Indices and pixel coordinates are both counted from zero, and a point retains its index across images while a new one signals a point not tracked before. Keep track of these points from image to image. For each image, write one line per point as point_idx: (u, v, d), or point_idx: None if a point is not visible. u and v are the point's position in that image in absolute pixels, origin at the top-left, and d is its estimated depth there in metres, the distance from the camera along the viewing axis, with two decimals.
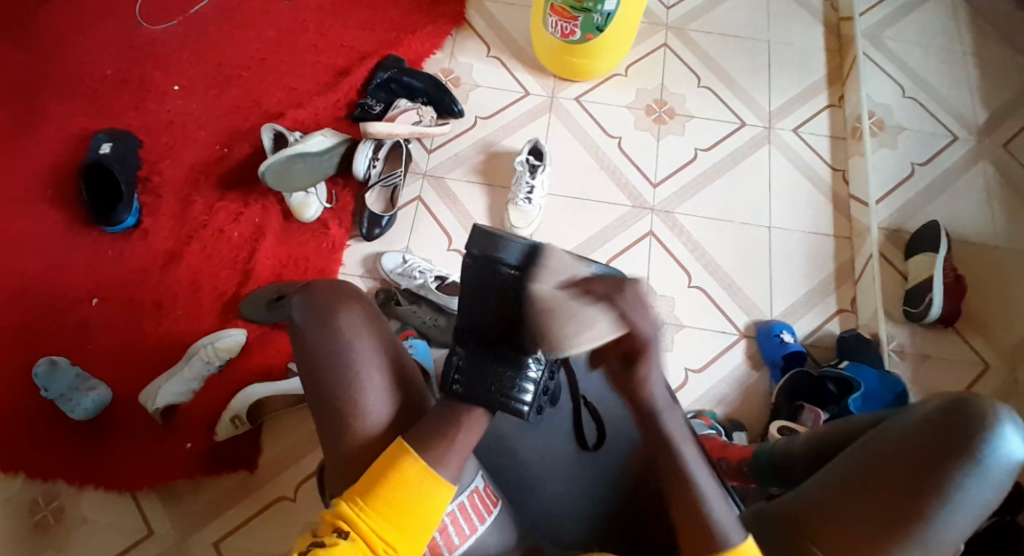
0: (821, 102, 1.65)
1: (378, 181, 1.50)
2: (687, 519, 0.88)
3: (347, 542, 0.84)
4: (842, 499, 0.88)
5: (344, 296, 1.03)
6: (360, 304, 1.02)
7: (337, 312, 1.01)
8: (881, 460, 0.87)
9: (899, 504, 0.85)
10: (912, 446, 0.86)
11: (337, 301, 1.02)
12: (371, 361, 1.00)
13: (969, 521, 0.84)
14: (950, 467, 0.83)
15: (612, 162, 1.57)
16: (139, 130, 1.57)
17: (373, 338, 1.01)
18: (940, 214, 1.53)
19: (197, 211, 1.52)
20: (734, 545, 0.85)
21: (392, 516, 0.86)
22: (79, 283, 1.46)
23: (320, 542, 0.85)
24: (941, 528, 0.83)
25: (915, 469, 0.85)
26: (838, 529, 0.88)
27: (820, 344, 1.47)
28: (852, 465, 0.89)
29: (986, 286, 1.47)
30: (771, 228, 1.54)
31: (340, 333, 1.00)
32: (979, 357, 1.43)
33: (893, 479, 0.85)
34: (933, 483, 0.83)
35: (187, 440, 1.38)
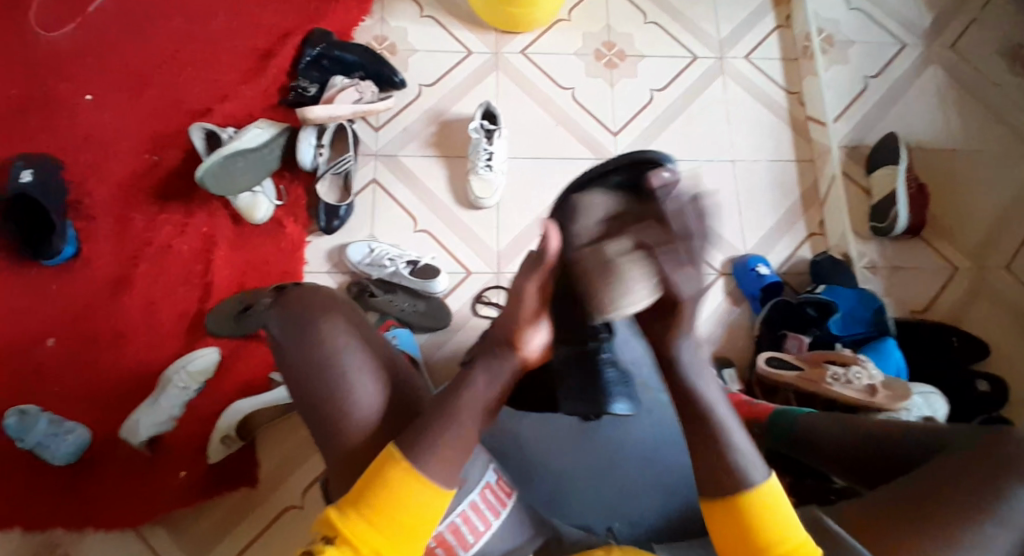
0: (769, 23, 1.61)
1: (328, 169, 1.42)
2: (708, 464, 0.83)
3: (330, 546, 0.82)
4: (898, 494, 0.88)
5: (324, 306, 0.99)
6: (341, 313, 0.98)
7: (319, 323, 0.96)
8: (940, 464, 0.89)
9: (948, 499, 0.85)
10: (973, 457, 0.88)
11: (318, 312, 0.97)
12: (363, 369, 0.95)
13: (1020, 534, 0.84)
14: (1010, 484, 0.85)
15: (567, 115, 1.51)
16: (58, 150, 1.45)
17: (361, 345, 0.97)
18: (898, 125, 1.53)
19: (140, 229, 1.42)
20: (757, 484, 0.82)
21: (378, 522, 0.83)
22: (28, 326, 1.37)
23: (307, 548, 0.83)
24: (988, 530, 0.83)
25: (975, 482, 0.86)
26: (881, 514, 0.87)
27: (794, 271, 1.47)
28: (912, 466, 0.90)
29: (947, 190, 1.49)
30: (734, 160, 1.52)
31: (326, 344, 0.95)
32: (947, 261, 1.46)
33: (952, 481, 0.87)
34: (994, 491, 0.85)
35: (179, 468, 1.33)
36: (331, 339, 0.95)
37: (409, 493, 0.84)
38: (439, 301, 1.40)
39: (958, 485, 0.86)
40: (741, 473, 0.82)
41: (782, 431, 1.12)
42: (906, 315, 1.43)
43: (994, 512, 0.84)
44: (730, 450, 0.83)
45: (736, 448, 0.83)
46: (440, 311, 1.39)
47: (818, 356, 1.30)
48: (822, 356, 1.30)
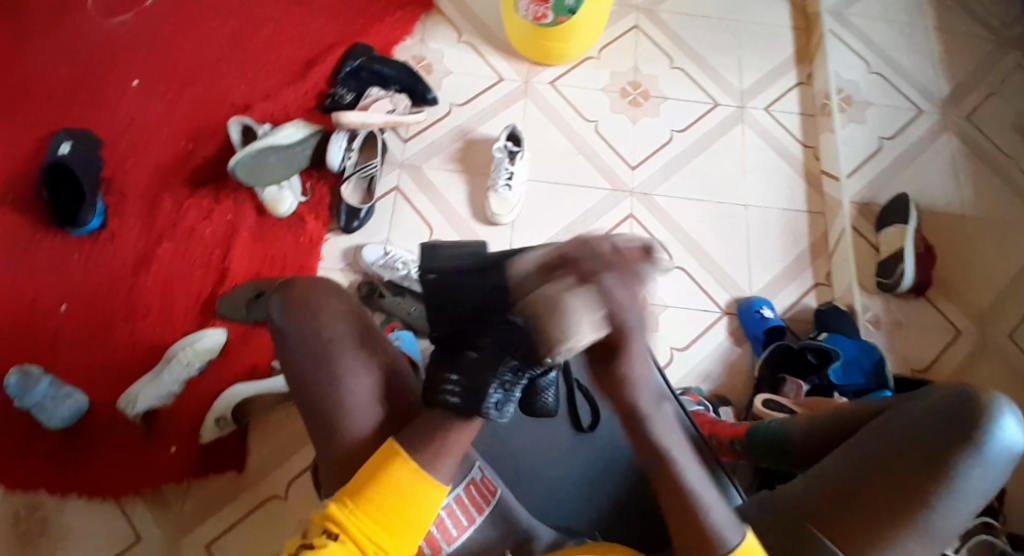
0: (791, 79, 1.67)
1: (355, 172, 1.47)
2: (681, 523, 0.87)
3: (336, 544, 0.82)
4: (852, 492, 0.90)
5: (325, 295, 1.01)
6: (340, 301, 1.00)
7: (317, 311, 0.98)
8: (889, 449, 0.90)
9: (910, 491, 0.87)
10: (920, 435, 0.89)
11: (316, 298, 0.99)
12: (357, 356, 0.98)
13: (972, 508, 0.88)
14: (957, 451, 0.87)
15: (589, 145, 1.56)
16: (101, 129, 1.52)
17: (355, 335, 0.99)
18: (910, 186, 1.56)
19: (167, 211, 1.47)
20: (734, 546, 0.85)
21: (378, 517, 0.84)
22: (47, 290, 1.41)
23: (309, 544, 0.82)
24: (945, 515, 0.86)
25: (923, 456, 0.88)
26: (850, 517, 0.89)
27: (798, 317, 1.49)
28: (861, 452, 0.92)
29: (954, 253, 1.52)
30: (747, 206, 1.56)
31: (322, 330, 0.97)
32: (951, 323, 1.47)
33: (904, 465, 0.88)
34: (942, 470, 0.87)
35: (172, 443, 1.34)
36: (327, 326, 0.98)
37: (405, 484, 0.85)
38: None
39: (908, 470, 0.88)
40: (714, 537, 0.85)
41: (756, 439, 1.13)
42: (906, 371, 1.44)
43: (945, 491, 0.86)
44: (702, 512, 0.87)
45: (705, 500, 0.87)
46: None
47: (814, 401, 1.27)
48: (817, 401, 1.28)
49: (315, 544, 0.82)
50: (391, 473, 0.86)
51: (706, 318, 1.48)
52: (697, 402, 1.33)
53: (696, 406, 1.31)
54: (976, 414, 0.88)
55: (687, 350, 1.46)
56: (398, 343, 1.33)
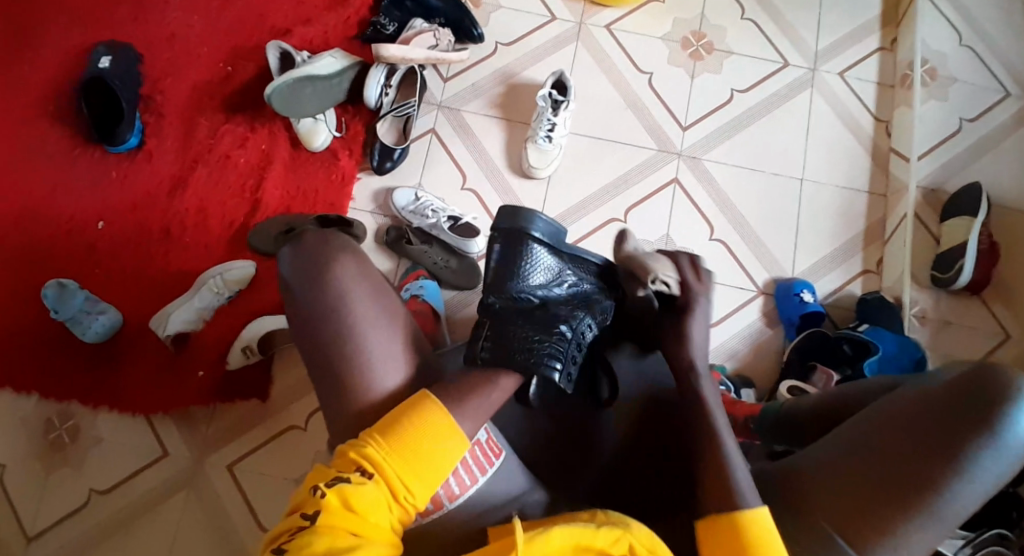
0: (873, 43, 1.52)
1: (390, 111, 1.43)
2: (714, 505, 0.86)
3: (372, 484, 0.82)
4: (852, 470, 0.86)
5: (336, 249, 1.02)
6: (352, 257, 1.00)
7: (329, 267, 0.99)
8: (895, 428, 0.85)
9: (910, 470, 0.83)
10: (929, 412, 0.84)
11: (329, 252, 1.00)
12: (367, 317, 0.97)
13: (982, 492, 0.82)
14: (970, 431, 0.82)
15: (639, 101, 1.47)
16: (140, 43, 1.49)
17: (369, 296, 0.99)
18: (985, 175, 1.43)
19: (203, 134, 1.46)
20: (745, 514, 0.84)
21: (411, 463, 0.85)
22: (86, 206, 1.43)
23: (345, 478, 0.82)
24: (951, 496, 0.81)
25: (935, 435, 0.83)
26: (841, 493, 0.85)
27: (840, 304, 1.42)
28: (864, 427, 0.88)
29: (1022, 254, 1.40)
30: (803, 180, 1.46)
31: (330, 287, 0.97)
32: (1002, 328, 1.38)
33: (909, 444, 0.84)
34: (945, 450, 0.82)
35: (199, 369, 1.39)
36: (338, 283, 0.98)
37: (439, 428, 0.87)
38: (473, 260, 1.40)
39: (915, 450, 0.83)
40: (734, 500, 0.85)
41: (765, 416, 1.12)
42: None
43: (954, 475, 0.81)
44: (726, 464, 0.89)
45: (731, 457, 0.89)
46: (473, 271, 1.39)
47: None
48: None
49: (350, 480, 0.82)
50: (426, 414, 0.88)
51: (742, 296, 1.42)
52: (718, 383, 1.29)
53: (716, 386, 1.28)
54: (994, 390, 0.83)
55: (715, 327, 1.40)
56: (421, 294, 1.33)
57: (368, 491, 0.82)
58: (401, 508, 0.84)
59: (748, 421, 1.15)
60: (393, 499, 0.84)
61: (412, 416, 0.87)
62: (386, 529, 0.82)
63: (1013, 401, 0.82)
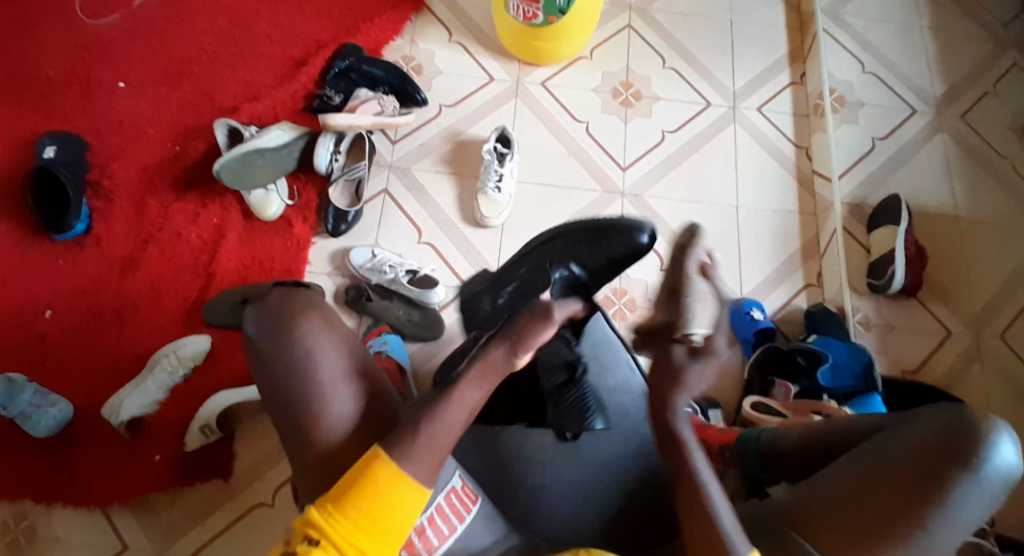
0: (784, 79, 1.66)
1: (342, 174, 1.46)
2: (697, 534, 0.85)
3: (319, 551, 0.81)
4: (840, 509, 0.91)
5: (301, 307, 0.99)
6: (319, 312, 0.98)
7: (296, 321, 0.97)
8: (883, 471, 0.89)
9: (900, 508, 0.87)
10: (912, 457, 0.88)
11: (297, 308, 0.98)
12: (339, 370, 0.96)
13: (969, 525, 0.87)
14: (954, 474, 0.85)
15: (580, 147, 1.55)
16: (86, 132, 1.50)
17: (335, 349, 0.97)
18: (904, 187, 1.55)
19: (154, 214, 1.45)
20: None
21: (364, 526, 0.83)
22: (34, 295, 1.40)
23: (292, 551, 0.81)
24: (939, 529, 0.86)
25: (918, 478, 0.86)
26: (834, 526, 0.91)
27: (790, 319, 1.48)
28: (852, 471, 0.92)
29: (947, 257, 1.51)
30: (739, 207, 1.54)
31: (299, 341, 0.95)
32: (942, 325, 1.46)
33: (905, 480, 0.87)
34: (933, 487, 0.85)
35: (157, 452, 1.35)
36: (305, 333, 0.96)
37: (390, 487, 0.85)
38: (434, 311, 1.42)
39: (900, 492, 0.87)
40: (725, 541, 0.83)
41: (747, 446, 1.13)
42: (896, 374, 1.43)
43: (935, 515, 0.85)
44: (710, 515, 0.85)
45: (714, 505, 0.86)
46: (435, 322, 1.41)
47: (802, 404, 1.27)
48: (807, 405, 1.26)
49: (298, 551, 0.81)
50: (374, 474, 0.85)
51: None
52: (685, 405, 1.33)
53: (686, 412, 1.31)
54: (978, 440, 0.85)
55: None
56: (385, 349, 1.33)
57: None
58: None
59: (725, 450, 1.18)
60: None
61: (362, 477, 0.85)
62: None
63: (993, 447, 0.85)
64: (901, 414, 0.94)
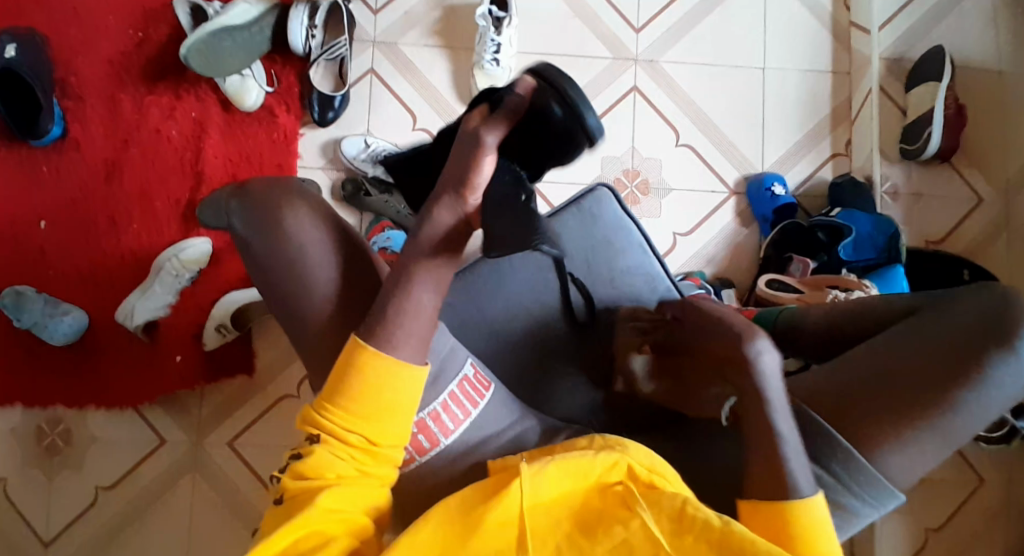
0: None
1: (322, 54, 1.33)
2: (764, 452, 0.79)
3: (319, 449, 0.76)
4: (868, 393, 0.85)
5: (283, 195, 0.91)
6: (302, 200, 0.90)
7: (280, 212, 0.89)
8: (921, 346, 0.85)
9: (940, 384, 0.83)
10: (949, 335, 0.85)
11: (280, 198, 0.90)
12: (327, 255, 0.89)
13: (1004, 403, 0.84)
14: (988, 355, 0.83)
15: (586, 5, 1.37)
16: (36, 21, 1.35)
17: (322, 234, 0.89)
18: (947, 38, 1.38)
19: (128, 112, 1.34)
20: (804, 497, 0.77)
21: (360, 419, 0.76)
22: (22, 207, 1.34)
23: (297, 453, 0.77)
24: (976, 407, 0.83)
25: (949, 359, 0.84)
26: (878, 410, 0.84)
27: (812, 193, 1.38)
28: (880, 352, 0.87)
29: (988, 118, 1.38)
30: (765, 68, 1.39)
31: (286, 233, 0.88)
32: (973, 192, 1.38)
33: (945, 357, 0.84)
34: (972, 363, 0.83)
35: (177, 352, 1.37)
36: (287, 224, 0.89)
37: (380, 381, 0.76)
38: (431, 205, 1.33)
39: (939, 369, 0.84)
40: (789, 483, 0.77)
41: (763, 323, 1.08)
42: (920, 245, 1.37)
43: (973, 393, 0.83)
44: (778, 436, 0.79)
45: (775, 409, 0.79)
46: None
47: (819, 279, 1.22)
48: (824, 280, 1.22)
49: (301, 453, 0.77)
50: (362, 367, 0.76)
51: (713, 200, 1.38)
52: (697, 287, 1.28)
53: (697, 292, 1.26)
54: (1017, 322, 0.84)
55: (691, 235, 1.38)
56: (388, 245, 1.27)
57: (321, 456, 0.76)
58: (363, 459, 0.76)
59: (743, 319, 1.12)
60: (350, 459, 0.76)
61: (350, 373, 0.76)
62: (352, 497, 0.75)
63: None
64: (934, 296, 0.92)
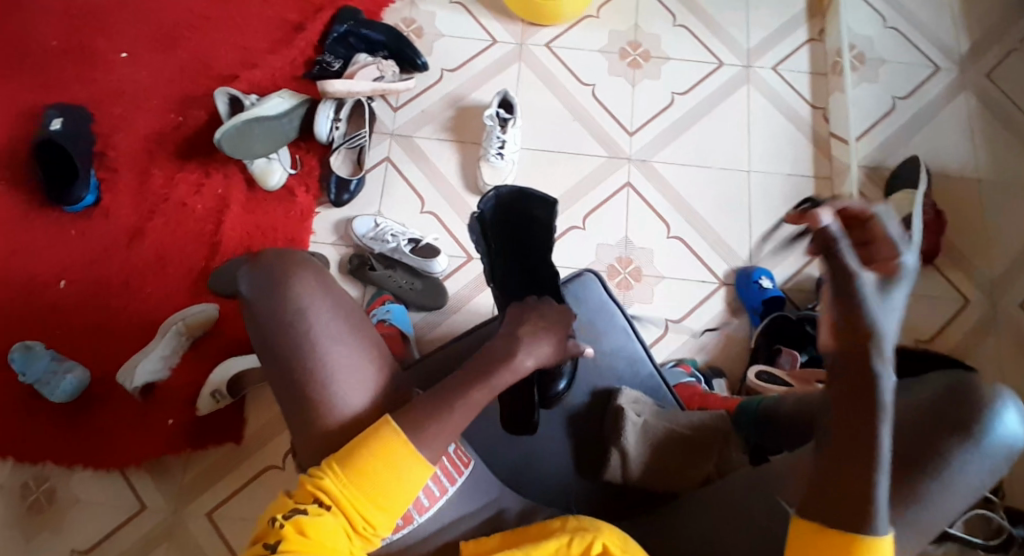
0: (802, 35, 1.58)
1: (343, 143, 1.45)
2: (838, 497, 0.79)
3: (331, 517, 0.79)
4: None
5: (293, 264, 0.92)
6: (314, 269, 0.91)
7: (291, 279, 0.90)
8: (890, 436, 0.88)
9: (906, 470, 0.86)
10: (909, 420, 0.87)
11: (292, 264, 0.90)
12: (335, 323, 0.89)
13: (971, 492, 0.86)
14: (949, 444, 0.84)
15: (585, 111, 1.52)
16: (90, 104, 1.50)
17: (331, 306, 0.90)
18: (923, 149, 1.47)
19: (159, 185, 1.46)
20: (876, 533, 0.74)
21: (373, 496, 0.80)
22: (48, 265, 1.41)
23: (303, 510, 0.78)
24: (948, 495, 0.85)
25: (911, 455, 0.85)
26: None
27: (799, 288, 1.44)
28: None
29: (968, 223, 1.43)
30: (750, 171, 1.49)
31: (296, 297, 0.89)
32: (958, 291, 1.39)
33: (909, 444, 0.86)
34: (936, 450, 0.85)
35: (169, 416, 1.35)
36: (305, 300, 0.89)
37: (401, 463, 0.82)
38: (437, 280, 1.41)
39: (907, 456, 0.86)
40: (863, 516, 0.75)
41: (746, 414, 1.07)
42: (909, 341, 1.36)
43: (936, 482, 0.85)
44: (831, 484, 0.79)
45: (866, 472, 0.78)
46: (436, 290, 1.40)
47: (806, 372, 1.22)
48: (809, 373, 1.21)
49: (308, 512, 0.78)
50: (387, 448, 0.82)
51: (703, 289, 1.43)
52: (687, 374, 1.30)
53: (686, 379, 1.28)
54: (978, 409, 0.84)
55: (681, 322, 1.41)
56: (388, 317, 1.32)
57: (326, 522, 0.78)
58: (360, 537, 0.80)
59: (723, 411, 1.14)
60: (351, 530, 0.80)
61: (374, 451, 0.82)
62: None
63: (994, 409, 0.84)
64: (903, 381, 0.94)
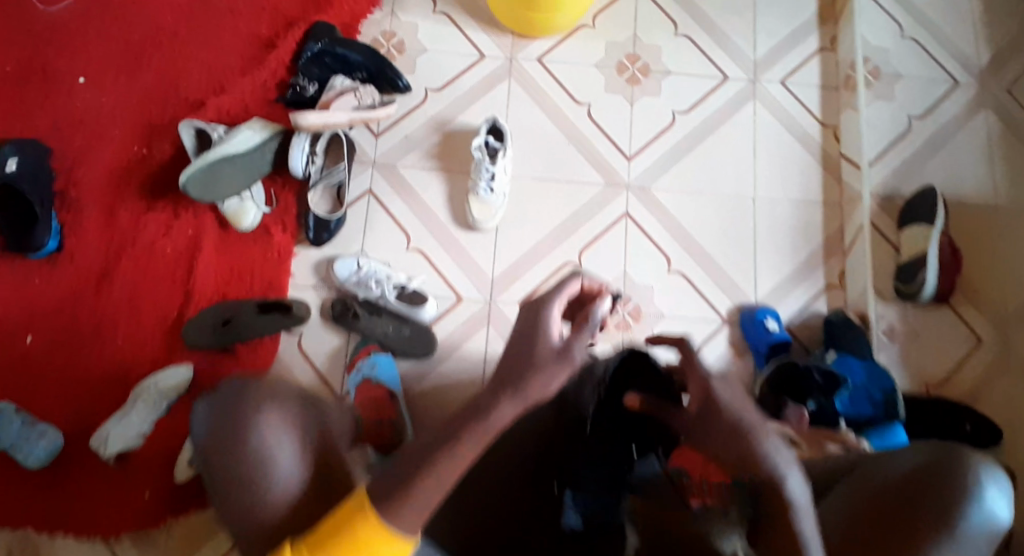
0: (813, 44, 1.47)
1: (320, 179, 1.34)
2: None
3: None
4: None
5: (249, 402, 0.81)
6: (264, 402, 0.81)
7: (239, 419, 0.79)
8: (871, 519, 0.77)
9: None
10: (886, 503, 0.78)
11: (244, 398, 0.81)
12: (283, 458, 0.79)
13: None
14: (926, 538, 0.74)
15: (581, 134, 1.42)
16: (44, 135, 1.38)
17: (284, 441, 0.79)
18: (938, 176, 1.38)
19: (125, 226, 1.35)
20: None
21: None
22: (10, 318, 1.31)
23: None
24: None
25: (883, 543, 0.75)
26: None
27: (808, 324, 1.34)
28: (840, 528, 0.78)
29: (986, 256, 1.34)
30: (757, 197, 1.40)
31: (243, 438, 0.78)
32: (970, 331, 1.31)
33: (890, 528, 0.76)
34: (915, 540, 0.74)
35: (146, 487, 1.25)
36: (251, 432, 0.79)
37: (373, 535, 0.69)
38: (426, 326, 1.33)
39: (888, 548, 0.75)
40: None
41: None
42: (919, 389, 1.28)
43: None
44: None
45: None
46: (427, 337, 1.32)
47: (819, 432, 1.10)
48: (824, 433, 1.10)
49: None
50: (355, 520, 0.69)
51: (707, 328, 1.34)
52: None
53: None
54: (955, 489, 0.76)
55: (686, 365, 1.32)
56: (375, 373, 1.25)
57: None
58: None
59: None
60: None
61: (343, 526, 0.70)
62: None
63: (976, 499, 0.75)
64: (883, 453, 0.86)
